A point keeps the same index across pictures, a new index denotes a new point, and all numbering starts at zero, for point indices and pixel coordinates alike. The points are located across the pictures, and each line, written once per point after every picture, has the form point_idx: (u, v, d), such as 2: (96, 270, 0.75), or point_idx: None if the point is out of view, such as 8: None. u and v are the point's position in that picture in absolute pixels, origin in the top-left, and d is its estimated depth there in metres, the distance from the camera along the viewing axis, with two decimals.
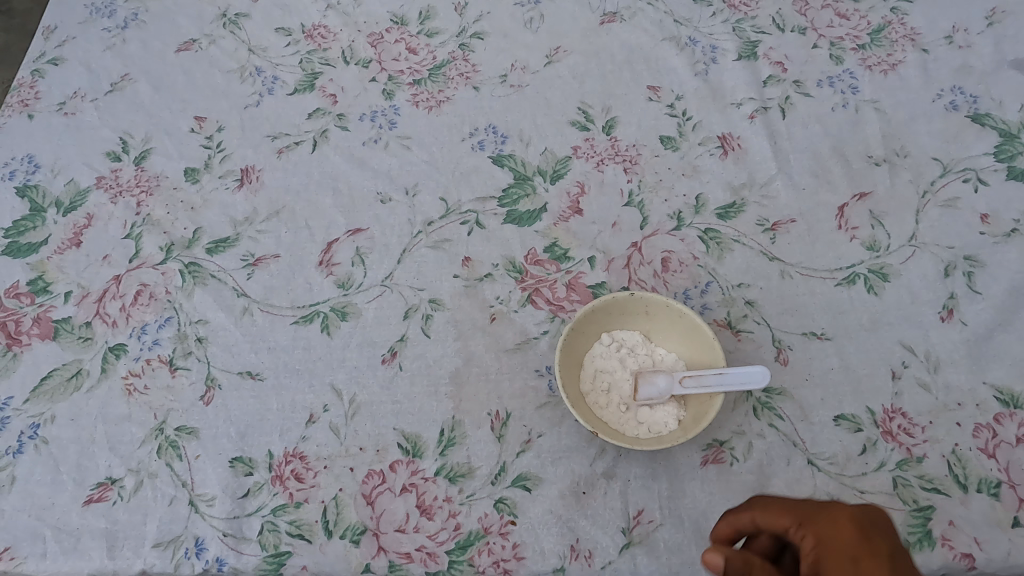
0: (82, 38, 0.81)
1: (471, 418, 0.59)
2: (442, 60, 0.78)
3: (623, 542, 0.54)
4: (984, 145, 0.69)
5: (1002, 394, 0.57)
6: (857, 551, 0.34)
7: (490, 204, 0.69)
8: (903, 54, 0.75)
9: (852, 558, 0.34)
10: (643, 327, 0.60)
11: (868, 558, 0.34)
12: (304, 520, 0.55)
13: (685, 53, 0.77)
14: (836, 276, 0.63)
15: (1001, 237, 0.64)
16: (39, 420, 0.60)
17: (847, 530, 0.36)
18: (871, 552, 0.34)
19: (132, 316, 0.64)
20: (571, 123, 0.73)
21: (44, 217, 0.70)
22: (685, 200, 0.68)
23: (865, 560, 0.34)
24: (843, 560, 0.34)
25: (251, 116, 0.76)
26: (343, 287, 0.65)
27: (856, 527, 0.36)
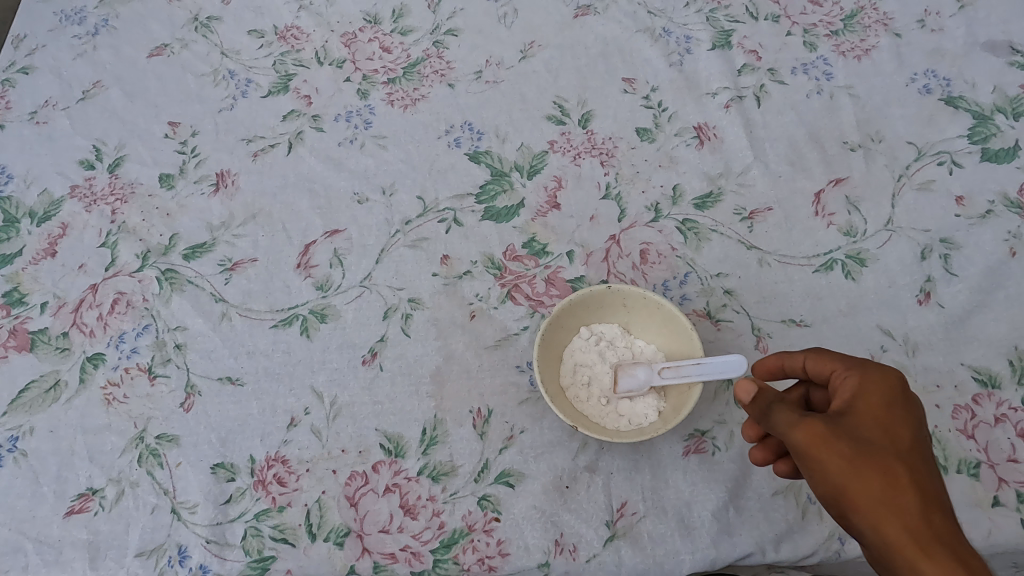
0: (53, 46, 0.80)
1: (453, 416, 0.59)
2: (416, 57, 0.78)
3: (608, 535, 0.54)
4: (957, 128, 0.69)
5: (980, 375, 0.57)
6: (895, 402, 0.40)
7: (468, 201, 0.69)
8: (876, 39, 0.75)
9: (888, 406, 0.40)
10: (622, 319, 0.60)
11: (901, 412, 0.40)
12: (288, 524, 0.55)
13: (660, 44, 0.77)
14: (813, 262, 0.63)
15: (976, 218, 0.64)
16: (18, 433, 0.59)
17: (892, 386, 0.41)
18: (903, 406, 0.40)
19: (109, 324, 0.64)
20: (547, 118, 0.73)
21: (18, 228, 0.69)
22: (662, 191, 0.68)
23: (898, 411, 0.40)
24: (879, 407, 0.41)
25: (225, 120, 0.75)
26: (321, 289, 0.65)
27: (900, 387, 0.41)
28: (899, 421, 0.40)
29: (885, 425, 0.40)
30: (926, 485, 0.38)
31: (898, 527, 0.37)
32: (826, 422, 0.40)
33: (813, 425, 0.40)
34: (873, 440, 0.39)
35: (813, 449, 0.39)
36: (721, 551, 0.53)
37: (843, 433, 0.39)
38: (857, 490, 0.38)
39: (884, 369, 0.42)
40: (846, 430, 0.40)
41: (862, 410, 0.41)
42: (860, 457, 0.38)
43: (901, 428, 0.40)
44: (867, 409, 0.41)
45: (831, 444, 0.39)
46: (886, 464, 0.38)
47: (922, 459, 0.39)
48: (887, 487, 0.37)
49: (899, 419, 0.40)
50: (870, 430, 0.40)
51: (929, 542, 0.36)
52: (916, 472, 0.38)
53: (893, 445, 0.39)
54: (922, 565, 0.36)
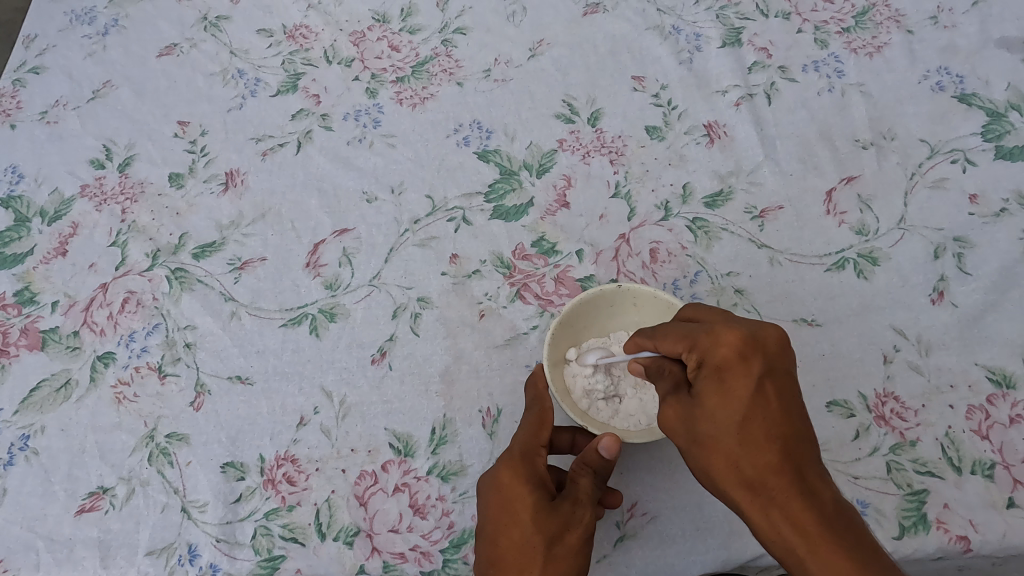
0: (63, 46, 0.81)
1: (462, 416, 0.59)
2: (425, 56, 0.77)
3: (618, 536, 0.54)
4: (971, 125, 0.68)
5: (994, 375, 0.57)
6: (725, 375, 0.44)
7: (477, 200, 0.69)
8: (888, 36, 0.74)
9: (720, 382, 0.44)
10: (635, 316, 0.59)
11: (732, 383, 0.43)
12: (297, 523, 0.55)
13: (669, 42, 0.77)
14: (825, 261, 0.63)
15: (990, 216, 0.64)
16: (29, 431, 0.60)
17: (729, 355, 0.44)
18: (733, 375, 0.43)
19: (119, 323, 0.64)
20: (556, 116, 0.73)
21: (29, 227, 0.70)
22: (672, 189, 0.68)
23: (730, 384, 0.43)
24: (717, 383, 0.44)
25: (235, 120, 0.75)
26: (331, 288, 0.65)
27: (734, 354, 0.44)
28: (732, 393, 0.43)
29: (720, 401, 0.44)
30: (758, 450, 0.42)
31: (737, 493, 0.43)
32: (675, 407, 0.46)
33: (665, 415, 0.46)
34: (708, 416, 0.44)
35: (670, 430, 0.46)
36: (732, 552, 0.53)
37: (688, 417, 0.45)
38: (701, 464, 0.45)
39: (716, 340, 0.44)
40: (689, 413, 0.45)
41: (703, 389, 0.45)
42: (697, 438, 0.44)
43: (732, 400, 0.43)
44: (704, 389, 0.44)
45: (681, 427, 0.45)
46: (716, 439, 0.43)
47: (755, 424, 0.43)
48: (723, 460, 0.43)
49: (730, 391, 0.43)
50: (707, 409, 0.44)
51: (764, 502, 0.41)
52: (747, 440, 0.42)
53: (725, 419, 0.43)
54: (760, 522, 0.42)
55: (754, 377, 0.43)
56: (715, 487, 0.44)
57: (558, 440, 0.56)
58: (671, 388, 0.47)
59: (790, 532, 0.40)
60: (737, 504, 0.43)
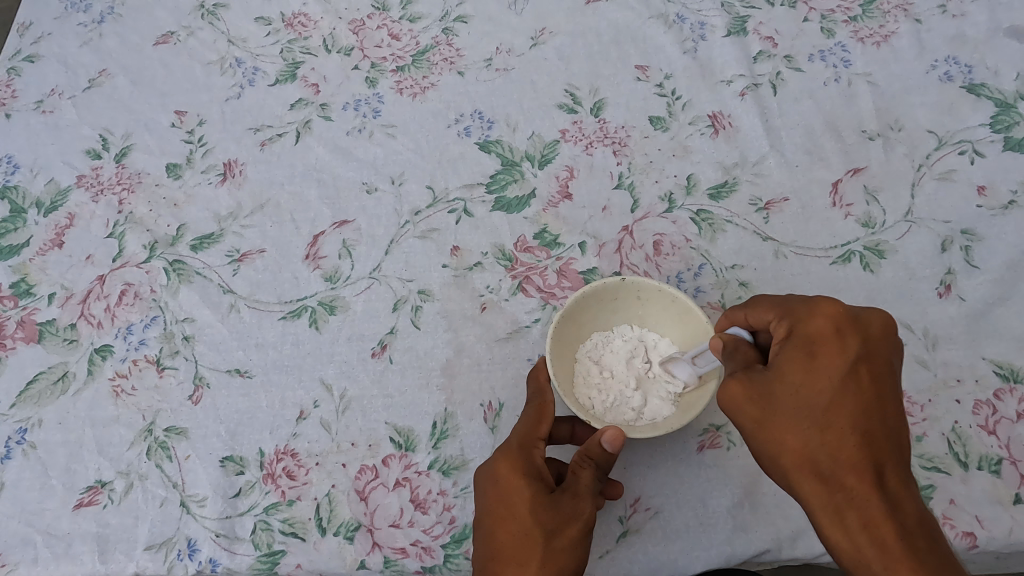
0: (58, 33, 0.79)
1: (464, 410, 0.58)
2: (425, 45, 0.76)
3: (621, 531, 0.53)
4: (979, 116, 0.67)
5: (1002, 369, 0.56)
6: (817, 351, 0.43)
7: (478, 191, 0.68)
8: (895, 26, 0.73)
9: (809, 359, 0.43)
10: (635, 312, 0.58)
11: (823, 361, 0.43)
12: (297, 518, 0.55)
13: (674, 30, 0.75)
14: (831, 254, 0.62)
15: (998, 209, 0.63)
16: (27, 425, 0.59)
17: (823, 332, 0.43)
18: (826, 354, 0.43)
19: (117, 316, 0.63)
20: (558, 106, 0.72)
21: (25, 218, 0.69)
22: (675, 181, 0.67)
23: (819, 362, 0.43)
24: (803, 361, 0.44)
25: (233, 109, 0.74)
26: (330, 280, 0.64)
27: (829, 332, 0.43)
28: (819, 371, 0.43)
29: (805, 378, 0.43)
30: (840, 439, 0.42)
31: (806, 479, 0.42)
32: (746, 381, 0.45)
33: (732, 388, 0.45)
34: (788, 395, 0.44)
35: (734, 407, 0.45)
36: (736, 548, 0.52)
37: (762, 393, 0.44)
38: (770, 445, 0.44)
39: (814, 313, 0.44)
40: (764, 390, 0.44)
41: (785, 364, 0.44)
42: (770, 416, 0.44)
43: (820, 378, 0.43)
44: (787, 366, 0.44)
45: (748, 405, 0.45)
46: (795, 421, 0.43)
47: (841, 408, 0.42)
48: (799, 444, 0.43)
49: (819, 369, 0.43)
50: (788, 386, 0.44)
51: (837, 496, 0.41)
52: (829, 427, 0.42)
53: (809, 398, 0.43)
54: (825, 514, 0.42)
55: (847, 358, 0.42)
56: (781, 470, 0.44)
57: (558, 433, 0.56)
58: (744, 364, 0.46)
59: (861, 531, 0.40)
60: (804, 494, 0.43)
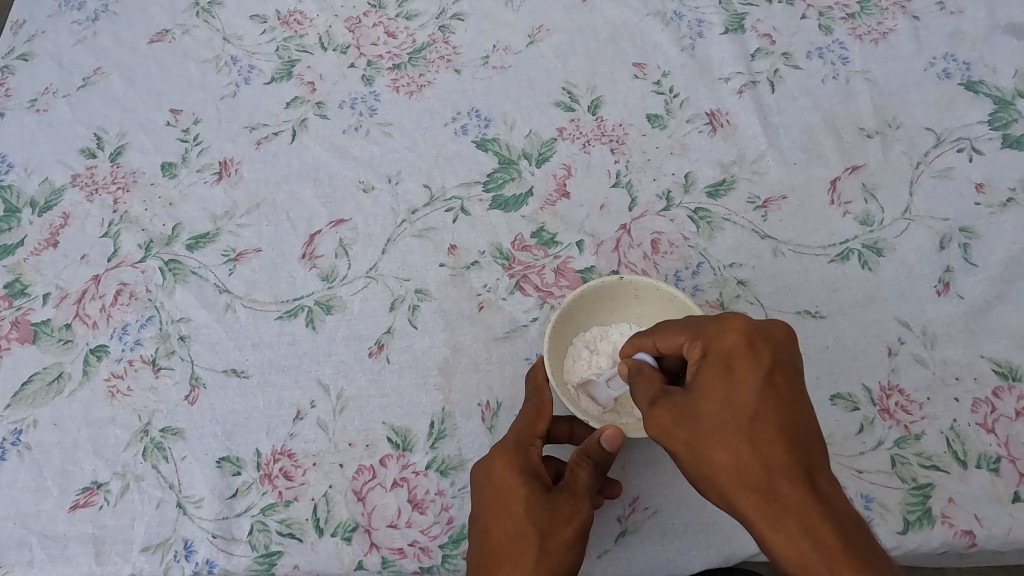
0: (52, 32, 0.79)
1: (461, 409, 0.58)
2: (421, 43, 0.76)
3: (619, 531, 0.53)
4: (978, 113, 0.67)
5: (1000, 367, 0.56)
6: (733, 366, 0.43)
7: (475, 189, 0.67)
8: (893, 23, 0.73)
9: (726, 373, 0.43)
10: (634, 310, 0.58)
11: (739, 374, 0.42)
12: (294, 519, 0.55)
13: (671, 28, 0.75)
14: (829, 252, 0.62)
15: (996, 206, 0.63)
16: (22, 426, 0.59)
17: (735, 346, 0.43)
18: (741, 364, 0.42)
19: (112, 315, 0.63)
20: (556, 104, 0.72)
21: (20, 218, 0.68)
22: (673, 179, 0.67)
23: (737, 376, 0.42)
24: (722, 373, 0.43)
25: (228, 108, 0.74)
26: (327, 279, 0.64)
27: (741, 345, 0.43)
28: (739, 385, 0.42)
29: (726, 391, 0.42)
30: (768, 449, 0.40)
31: (743, 496, 0.40)
32: (668, 407, 0.44)
33: (659, 417, 0.44)
34: (710, 410, 0.42)
35: (663, 433, 0.44)
36: (735, 547, 0.52)
37: (685, 413, 0.43)
38: (700, 464, 0.42)
39: (722, 330, 0.44)
40: (687, 409, 0.43)
41: (704, 383, 0.43)
42: (699, 437, 0.42)
43: (740, 392, 0.42)
44: (707, 380, 0.43)
45: (676, 430, 0.43)
46: (722, 435, 0.42)
47: (767, 420, 0.41)
48: (728, 458, 0.41)
49: (739, 381, 0.42)
50: (711, 405, 0.42)
51: (774, 505, 0.39)
52: (757, 436, 0.41)
53: (731, 414, 0.42)
54: (767, 530, 0.39)
55: (762, 370, 0.42)
56: (718, 492, 0.42)
57: (557, 432, 0.55)
58: (664, 390, 0.45)
59: (802, 541, 0.38)
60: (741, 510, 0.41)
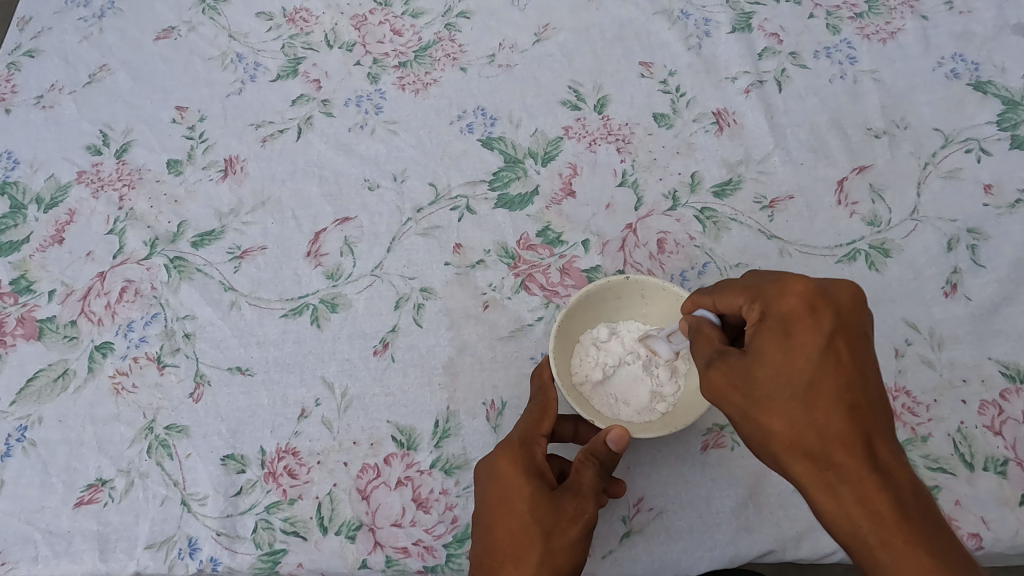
0: (58, 28, 0.79)
1: (466, 409, 0.58)
2: (427, 41, 0.76)
3: (623, 531, 0.53)
4: (986, 114, 0.67)
5: (1008, 370, 0.56)
6: (792, 331, 0.42)
7: (480, 188, 0.67)
8: (902, 22, 0.72)
9: (784, 338, 0.42)
10: (639, 310, 0.58)
11: (799, 339, 0.42)
12: (298, 517, 0.55)
13: (678, 27, 0.75)
14: (836, 253, 0.62)
15: (1005, 208, 0.62)
16: (27, 422, 0.59)
17: (796, 310, 0.42)
18: (801, 330, 0.42)
19: (117, 313, 0.63)
20: (562, 103, 0.71)
21: (25, 214, 0.69)
22: (680, 178, 0.67)
23: (796, 341, 0.42)
24: (780, 338, 0.42)
25: (233, 105, 0.74)
26: (332, 277, 0.64)
27: (802, 308, 0.42)
28: (797, 351, 0.41)
29: (784, 357, 0.42)
30: (825, 415, 0.41)
31: (796, 460, 0.41)
32: (724, 369, 0.44)
33: (714, 379, 0.44)
34: (768, 375, 0.42)
35: (718, 394, 0.45)
36: (740, 548, 0.52)
37: (741, 377, 0.43)
38: (755, 426, 0.43)
39: (783, 292, 0.43)
40: (744, 372, 0.43)
41: (762, 346, 0.43)
42: (753, 403, 0.43)
43: (799, 359, 0.41)
44: (764, 346, 0.43)
45: (730, 392, 0.44)
46: (779, 401, 0.42)
47: (825, 387, 0.41)
48: (784, 423, 0.42)
49: (798, 348, 0.42)
50: (767, 369, 0.42)
51: (827, 469, 0.40)
52: (815, 403, 0.41)
53: (788, 380, 0.42)
54: (819, 492, 0.41)
55: (822, 335, 0.41)
56: (770, 453, 0.43)
57: (562, 432, 0.55)
58: (720, 351, 0.45)
59: (854, 503, 0.40)
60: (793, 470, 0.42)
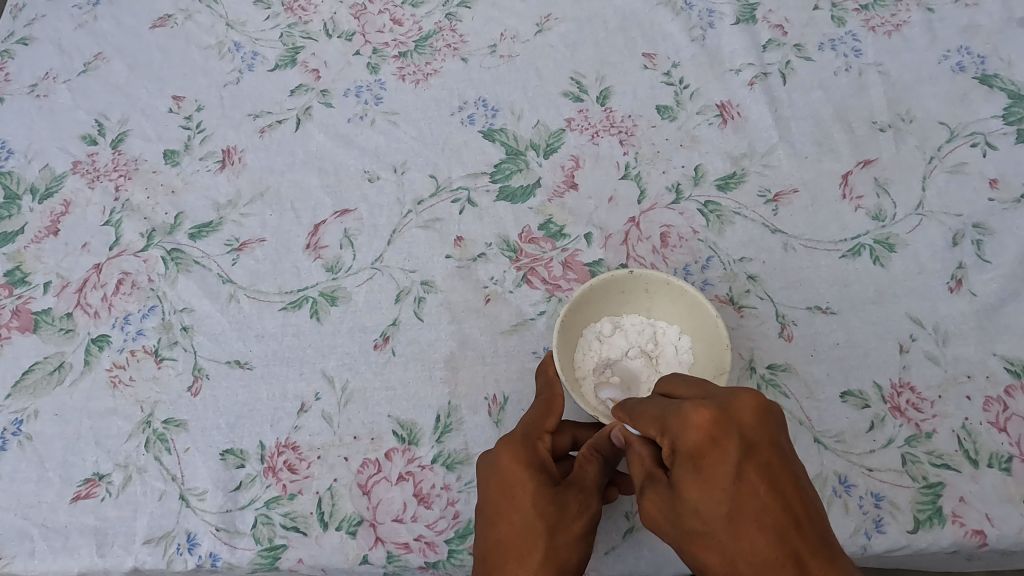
0: (52, 16, 0.78)
1: (468, 403, 0.57)
2: (428, 30, 0.75)
3: (627, 527, 0.53)
4: (992, 108, 0.66)
5: (1013, 366, 0.56)
6: (702, 464, 0.41)
7: (482, 180, 0.67)
8: (907, 14, 0.72)
9: (698, 471, 0.41)
10: (644, 305, 0.57)
11: (711, 471, 0.41)
12: (299, 512, 0.54)
13: (681, 18, 0.74)
14: (840, 248, 0.61)
15: (1011, 202, 0.62)
16: (22, 416, 0.58)
17: (702, 441, 0.41)
18: (711, 460, 0.41)
19: (114, 305, 0.62)
20: (564, 95, 0.71)
21: (20, 205, 0.68)
22: (683, 171, 0.66)
23: (708, 474, 0.41)
24: (694, 470, 0.42)
25: (231, 94, 0.72)
26: (332, 270, 0.63)
27: (705, 440, 0.41)
28: (712, 483, 0.41)
29: (703, 490, 0.41)
30: (752, 543, 0.39)
31: None
32: (658, 501, 0.44)
33: (652, 511, 0.44)
34: (692, 507, 0.41)
35: (660, 527, 0.44)
36: None
37: (672, 510, 0.43)
38: (699, 560, 0.42)
39: (686, 426, 0.42)
40: (674, 505, 0.43)
41: (682, 479, 0.42)
42: (687, 535, 0.42)
43: (715, 490, 0.41)
44: (683, 478, 0.42)
45: (671, 524, 0.43)
46: (709, 533, 0.41)
47: (746, 511, 0.39)
48: (720, 556, 0.40)
49: (712, 477, 0.41)
50: (689, 502, 0.42)
51: None
52: (740, 532, 0.39)
53: (711, 512, 0.41)
54: None
55: (731, 464, 0.40)
56: None
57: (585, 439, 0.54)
58: (652, 477, 0.45)
59: None
60: None
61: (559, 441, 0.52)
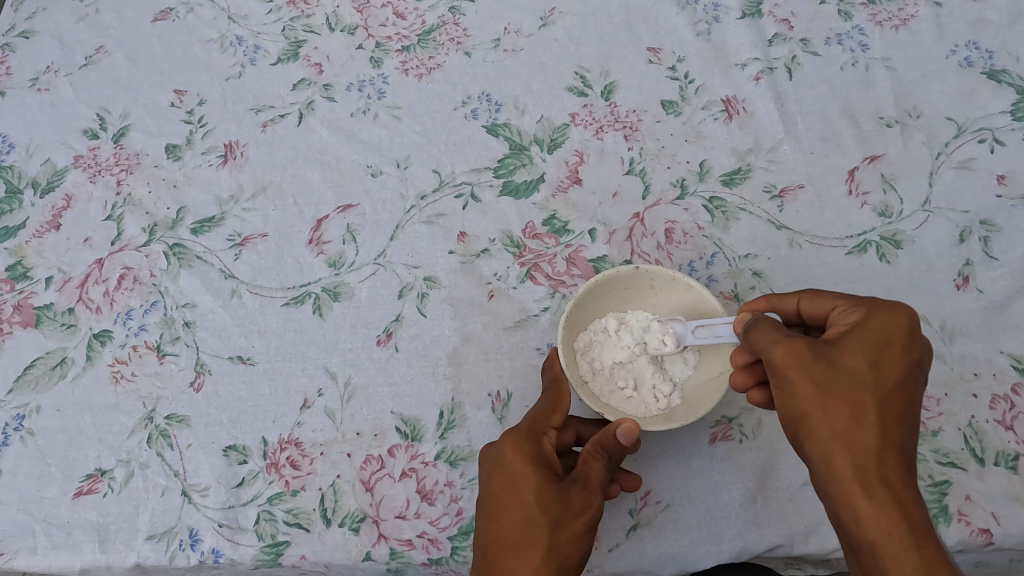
0: (53, 8, 0.77)
1: (471, 400, 0.57)
2: (431, 24, 0.74)
3: (631, 524, 0.53)
4: (1000, 103, 0.65)
5: (1020, 364, 0.55)
6: (886, 344, 0.43)
7: (485, 175, 0.66)
8: (915, 9, 0.71)
9: (877, 347, 0.43)
10: (649, 302, 0.57)
11: (889, 353, 0.43)
12: (302, 509, 0.54)
13: (686, 12, 0.73)
14: (846, 244, 0.61)
15: (1019, 199, 0.61)
16: (24, 411, 0.58)
17: (892, 333, 0.43)
18: (893, 348, 0.43)
19: (116, 300, 0.62)
20: (568, 89, 0.70)
21: (21, 199, 0.67)
22: (688, 167, 0.66)
23: (887, 354, 0.43)
24: (872, 344, 0.43)
25: (233, 89, 0.72)
26: (334, 266, 0.63)
27: (901, 332, 0.43)
28: (886, 364, 0.43)
29: (870, 362, 0.43)
30: (890, 424, 0.42)
31: (850, 457, 0.41)
32: (805, 347, 0.43)
33: (795, 353, 0.44)
34: (853, 372, 0.43)
35: (787, 369, 0.44)
36: (748, 543, 0.51)
37: (822, 362, 0.43)
38: (816, 414, 0.43)
39: (891, 312, 0.44)
40: (826, 361, 0.43)
41: (851, 346, 0.43)
42: (823, 389, 0.43)
43: (886, 368, 0.42)
44: (854, 347, 0.43)
45: (806, 370, 0.43)
46: (854, 397, 0.42)
47: (898, 400, 0.42)
48: (849, 416, 0.42)
49: (886, 360, 0.43)
50: (849, 366, 0.43)
51: (874, 475, 0.41)
52: (886, 410, 0.42)
53: (869, 383, 0.42)
54: (859, 493, 0.41)
55: (907, 362, 0.43)
56: (817, 442, 0.43)
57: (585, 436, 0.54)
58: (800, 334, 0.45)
59: (891, 511, 0.40)
60: (836, 467, 0.42)
61: (564, 437, 0.53)
